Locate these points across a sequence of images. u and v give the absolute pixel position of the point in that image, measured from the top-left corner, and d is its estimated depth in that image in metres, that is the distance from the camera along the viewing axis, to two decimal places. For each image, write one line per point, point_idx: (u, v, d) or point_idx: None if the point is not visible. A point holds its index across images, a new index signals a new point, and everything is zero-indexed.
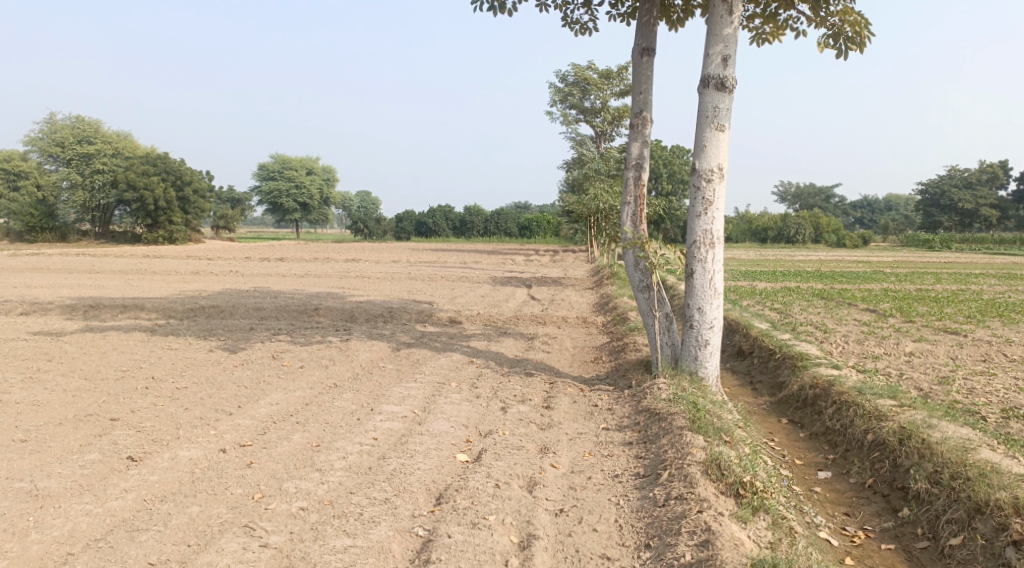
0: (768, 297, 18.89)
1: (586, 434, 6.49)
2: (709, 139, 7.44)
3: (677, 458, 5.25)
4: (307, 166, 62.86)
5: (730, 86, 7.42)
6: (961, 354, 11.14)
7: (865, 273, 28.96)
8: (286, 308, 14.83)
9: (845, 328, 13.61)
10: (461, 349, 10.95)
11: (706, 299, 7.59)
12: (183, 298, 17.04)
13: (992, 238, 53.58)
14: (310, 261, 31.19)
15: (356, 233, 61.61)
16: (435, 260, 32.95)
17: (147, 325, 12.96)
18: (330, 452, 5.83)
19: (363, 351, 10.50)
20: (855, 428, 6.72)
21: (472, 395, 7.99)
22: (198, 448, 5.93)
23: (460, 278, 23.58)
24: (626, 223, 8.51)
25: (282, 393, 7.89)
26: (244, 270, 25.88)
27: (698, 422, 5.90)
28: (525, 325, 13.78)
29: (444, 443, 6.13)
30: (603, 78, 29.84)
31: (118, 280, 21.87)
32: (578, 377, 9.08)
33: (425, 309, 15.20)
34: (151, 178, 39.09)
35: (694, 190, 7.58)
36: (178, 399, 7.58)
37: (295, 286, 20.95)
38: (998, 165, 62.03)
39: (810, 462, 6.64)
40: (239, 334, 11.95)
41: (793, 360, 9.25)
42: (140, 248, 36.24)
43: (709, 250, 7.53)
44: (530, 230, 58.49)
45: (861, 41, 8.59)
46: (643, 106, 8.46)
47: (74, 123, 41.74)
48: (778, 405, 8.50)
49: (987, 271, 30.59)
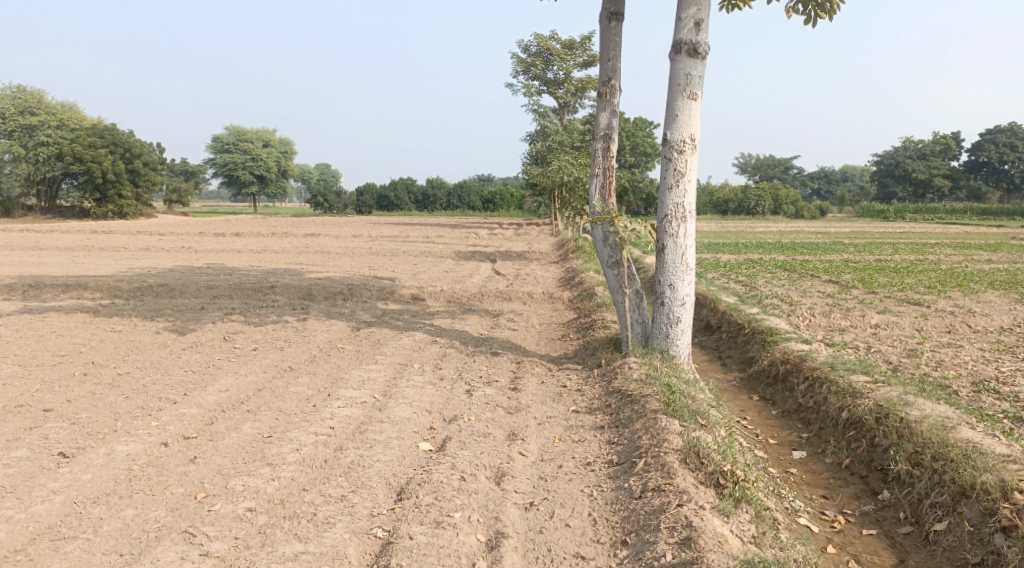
0: (733, 269, 18.84)
1: (555, 418, 6.20)
2: (681, 108, 7.12)
3: (652, 444, 4.99)
4: (264, 138, 61.03)
5: (703, 52, 7.08)
6: (925, 325, 11.13)
7: (825, 244, 29.20)
8: (240, 286, 14.19)
9: (811, 300, 13.58)
10: (424, 327, 10.55)
11: (678, 275, 7.31)
12: (131, 276, 16.24)
13: (944, 208, 54.78)
14: (268, 236, 30.29)
15: (316, 206, 60.28)
16: (397, 235, 32.32)
17: (90, 306, 12.25)
18: (283, 443, 5.42)
19: (320, 332, 10.03)
20: (830, 405, 6.56)
21: (435, 377, 7.62)
22: (138, 442, 5.47)
23: (423, 252, 23.05)
24: (595, 197, 8.17)
25: (233, 379, 7.41)
26: (197, 246, 24.92)
27: (672, 405, 5.63)
28: (490, 301, 13.44)
29: (405, 431, 5.77)
30: (566, 48, 29.28)
31: (62, 258, 20.82)
32: (545, 355, 8.77)
33: (387, 285, 14.71)
34: (98, 150, 37.45)
35: (665, 162, 7.26)
36: (119, 387, 7.07)
37: (250, 262, 20.19)
38: (951, 136, 63.31)
39: (784, 441, 6.46)
40: (189, 315, 11.34)
41: (762, 335, 9.08)
42: (89, 224, 34.81)
43: (680, 224, 7.25)
44: (494, 203, 57.92)
45: (832, 8, 8.28)
46: (612, 73, 8.08)
47: (15, 93, 39.70)
48: (748, 381, 8.33)
49: (942, 240, 31.15)
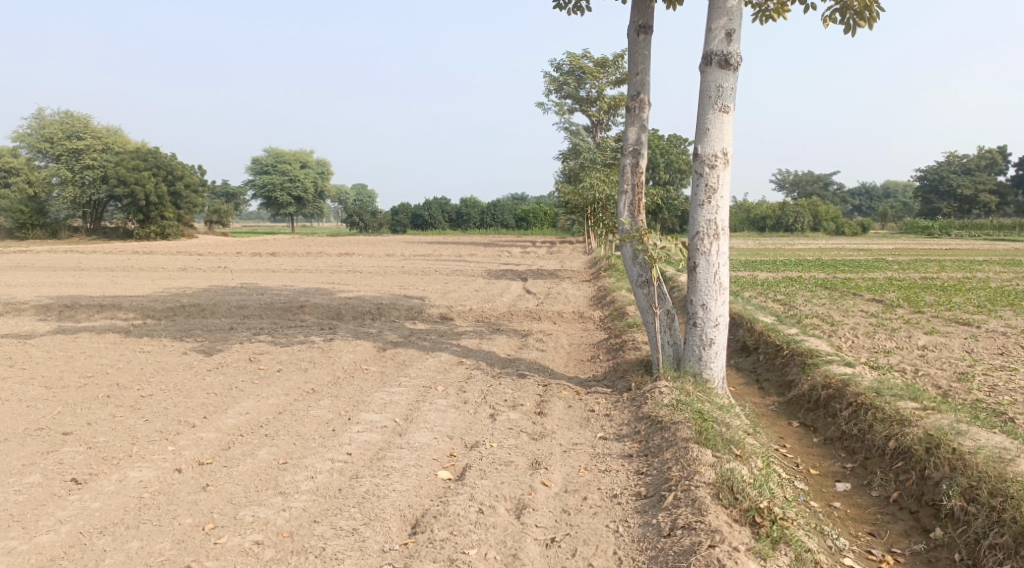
0: (770, 288, 18.33)
1: (581, 445, 5.92)
2: (712, 121, 6.86)
3: (682, 477, 4.68)
4: (301, 159, 62.03)
5: (734, 63, 6.82)
6: (976, 347, 10.56)
7: (867, 261, 28.38)
8: (270, 306, 14.20)
9: (853, 320, 13.06)
10: (451, 348, 10.35)
11: (711, 295, 7.00)
12: (165, 296, 16.43)
13: (991, 224, 53.05)
14: (302, 255, 30.56)
15: (351, 226, 60.91)
16: (429, 254, 32.37)
17: (122, 326, 12.33)
18: (297, 470, 5.25)
19: (346, 352, 9.90)
20: (875, 434, 6.17)
21: (459, 400, 7.39)
22: (151, 468, 5.35)
23: (454, 271, 22.97)
24: (624, 214, 7.92)
25: (254, 401, 7.29)
26: (233, 266, 25.22)
27: (705, 433, 5.31)
28: (519, 321, 13.21)
29: (423, 458, 5.55)
30: (599, 67, 29.18)
31: (101, 278, 21.20)
32: (573, 378, 8.49)
33: (416, 305, 14.58)
34: (141, 172, 38.37)
35: (696, 177, 6.99)
36: (139, 410, 6.99)
37: (284, 282, 20.30)
38: (997, 151, 61.53)
39: (826, 472, 6.07)
40: (217, 335, 11.33)
41: (802, 357, 8.67)
42: (131, 245, 35.59)
43: (713, 241, 6.96)
44: (527, 222, 57.87)
45: (871, 16, 7.94)
46: (640, 87, 7.85)
47: (63, 118, 41.02)
48: (787, 406, 7.93)
49: (990, 257, 30.02)
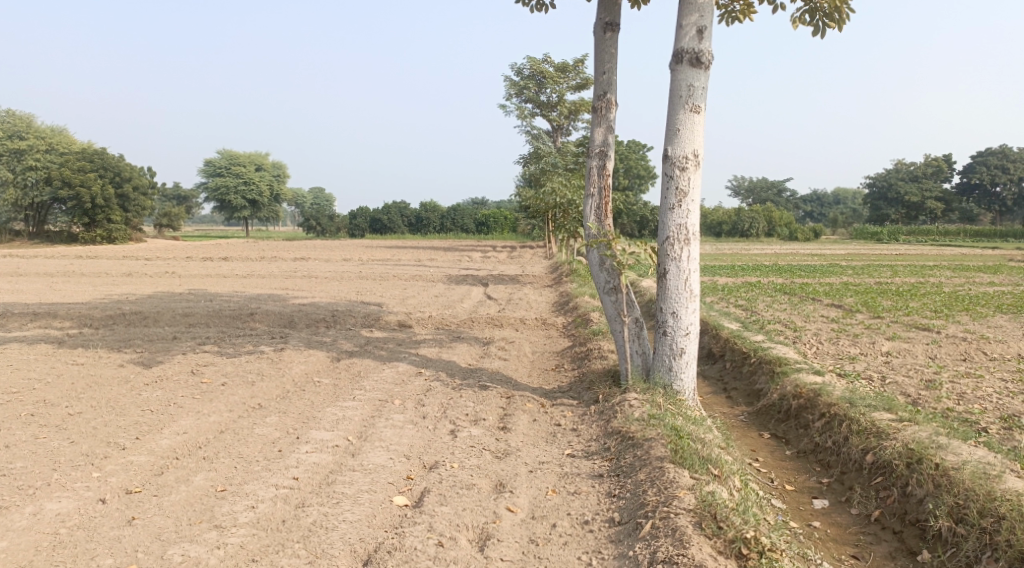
0: (732, 293, 18.27)
1: (548, 464, 5.55)
2: (682, 121, 6.57)
3: (660, 502, 4.35)
4: (256, 161, 60.55)
5: (706, 61, 6.55)
6: (939, 353, 10.51)
7: (822, 266, 28.64)
8: (218, 313, 13.50)
9: (816, 326, 12.98)
10: (409, 357, 9.87)
11: (681, 302, 6.70)
12: (106, 303, 15.57)
13: (938, 230, 54.62)
14: (256, 260, 29.61)
15: (308, 230, 59.74)
16: (388, 258, 31.65)
17: (56, 336, 11.52)
18: (237, 498, 4.77)
19: (297, 363, 9.34)
20: (851, 447, 5.94)
21: (417, 415, 6.94)
22: (71, 498, 4.80)
23: (413, 276, 22.44)
24: (590, 217, 7.59)
25: (193, 419, 6.73)
26: (182, 271, 24.21)
27: (680, 452, 4.99)
28: (480, 328, 12.79)
29: (378, 482, 5.09)
30: (559, 71, 29.00)
31: (39, 284, 20.05)
32: (537, 389, 8.10)
33: (373, 312, 14.03)
34: (87, 174, 36.86)
35: (666, 180, 6.70)
36: (65, 430, 6.38)
37: (235, 287, 19.50)
38: (942, 159, 63.46)
39: (802, 488, 5.81)
40: (158, 345, 10.65)
41: (770, 366, 8.45)
42: (76, 249, 34.05)
43: (683, 246, 6.67)
44: (487, 226, 57.39)
45: (841, 17, 7.73)
46: (607, 87, 7.54)
47: (4, 118, 39.22)
48: (757, 416, 7.68)
49: (940, 262, 30.67)
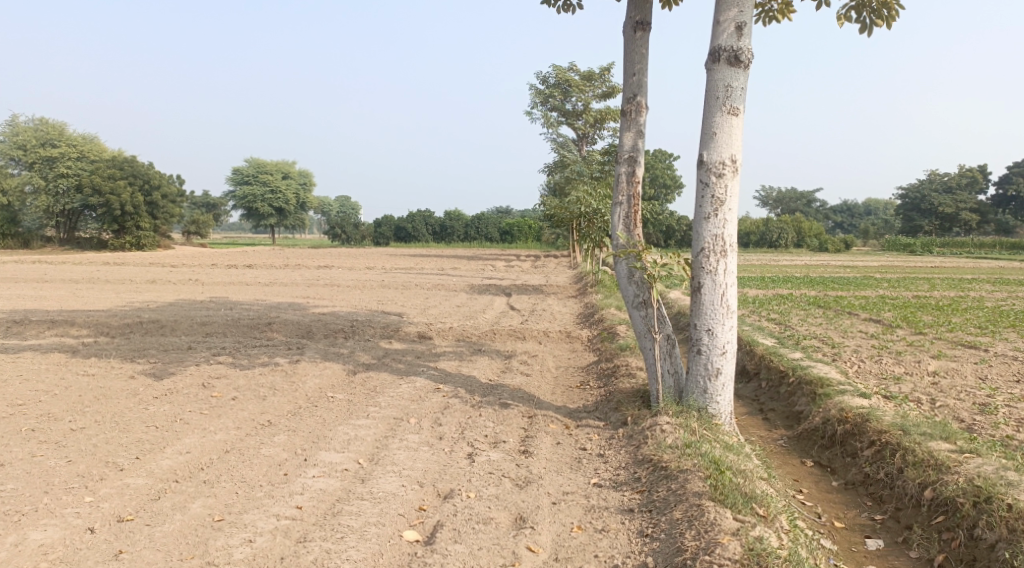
0: (763, 306, 17.67)
1: (573, 494, 5.10)
2: (719, 125, 6.11)
3: (700, 548, 3.89)
4: (282, 170, 60.86)
5: (745, 60, 6.10)
6: (990, 373, 9.85)
7: (855, 278, 27.71)
8: (236, 322, 13.23)
9: (854, 342, 12.37)
10: (427, 371, 9.48)
11: (718, 319, 6.22)
12: (125, 311, 15.42)
13: (973, 242, 53.15)
14: (280, 268, 29.54)
15: (333, 238, 59.93)
16: (412, 267, 31.41)
17: (71, 345, 11.32)
18: (234, 530, 4.40)
19: (311, 377, 8.98)
20: (908, 481, 5.41)
21: (433, 436, 6.52)
22: (58, 527, 4.46)
23: (436, 285, 22.12)
24: (618, 227, 7.15)
25: (198, 437, 6.38)
26: (205, 278, 24.14)
27: (721, 488, 4.52)
28: (502, 340, 12.38)
29: (386, 514, 4.69)
30: (585, 80, 28.61)
31: (63, 291, 20.02)
32: (561, 408, 7.64)
33: (393, 322, 13.67)
34: (117, 182, 37.22)
35: (701, 187, 6.25)
36: (64, 448, 6.06)
37: (256, 296, 19.31)
38: (977, 169, 61.91)
39: (852, 525, 5.28)
40: (173, 356, 10.38)
41: (811, 386, 7.92)
42: (104, 255, 34.29)
43: (720, 259, 6.19)
44: (511, 235, 57.08)
45: (890, 13, 7.23)
46: (638, 89, 7.10)
47: (37, 126, 39.75)
48: (797, 441, 7.14)
49: (979, 276, 29.50)
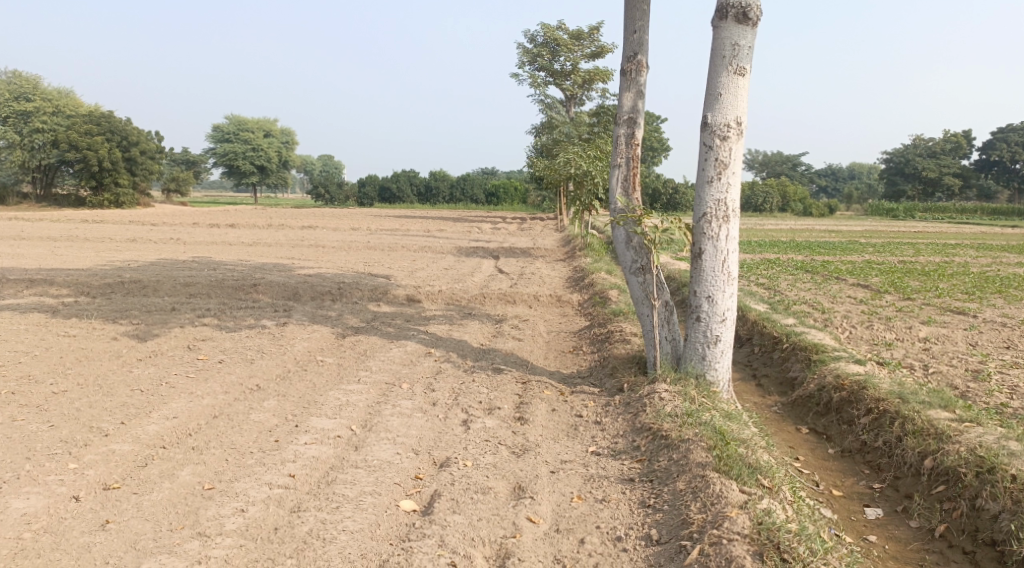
0: (752, 270, 17.62)
1: (571, 462, 5.02)
2: (724, 85, 5.91)
3: (708, 522, 3.91)
4: (264, 127, 59.64)
5: (754, 17, 5.86)
6: (980, 340, 9.88)
7: (842, 243, 27.77)
8: (221, 283, 12.96)
9: (844, 308, 12.35)
10: (418, 336, 9.32)
11: (718, 285, 6.10)
12: (106, 270, 15.06)
13: (955, 208, 53.50)
14: (264, 228, 29.07)
15: (317, 197, 59.15)
16: (397, 228, 31.01)
17: (50, 305, 11.03)
18: (225, 499, 4.27)
19: (300, 340, 8.80)
20: (907, 450, 5.39)
21: (426, 402, 6.39)
22: (40, 495, 4.30)
23: (422, 247, 21.88)
24: (617, 190, 6.98)
25: (185, 402, 6.21)
26: (187, 238, 23.70)
27: (725, 459, 4.48)
28: (492, 304, 12.25)
29: (382, 483, 4.57)
30: (574, 39, 28.03)
31: (41, 249, 19.57)
32: (555, 374, 7.54)
33: (381, 284, 13.46)
34: (94, 137, 36.27)
35: (704, 150, 6.06)
36: (45, 412, 5.87)
37: (240, 256, 18.96)
38: (961, 135, 62.09)
39: (851, 493, 5.27)
40: (156, 317, 10.14)
41: (806, 353, 7.86)
42: (83, 212, 33.56)
43: (722, 224, 6.05)
44: (497, 196, 56.60)
45: None
46: (638, 47, 6.86)
47: (9, 79, 38.43)
48: (791, 408, 7.10)
49: (962, 241, 29.64)
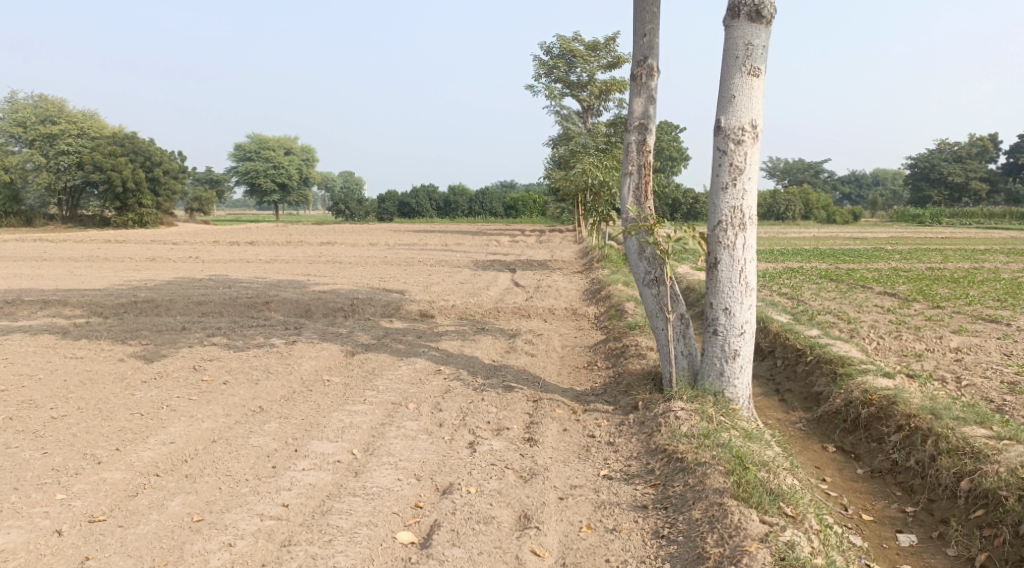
0: (774, 280, 17.19)
1: (581, 487, 4.73)
2: (738, 87, 5.64)
3: (725, 556, 3.61)
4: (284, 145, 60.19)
5: (768, 15, 5.60)
6: (1015, 349, 9.42)
7: (867, 251, 27.17)
8: (234, 300, 12.86)
9: (871, 317, 11.93)
10: (428, 352, 9.09)
11: (736, 297, 5.81)
12: (122, 289, 15.06)
13: (983, 212, 52.35)
14: (282, 244, 29.12)
15: (337, 214, 59.47)
16: (415, 243, 30.96)
17: (63, 325, 10.98)
18: (213, 532, 4.05)
19: (308, 358, 8.62)
20: (942, 471, 5.02)
21: (432, 423, 6.15)
22: (23, 529, 4.12)
23: (439, 261, 21.74)
24: (628, 200, 6.71)
25: (184, 426, 6.02)
26: (207, 256, 23.79)
27: (745, 485, 4.18)
28: (506, 318, 12.01)
29: (379, 513, 4.32)
30: (590, 50, 27.89)
31: (62, 269, 19.71)
32: (568, 391, 7.26)
33: (394, 299, 13.28)
34: (118, 158, 36.74)
35: (718, 155, 5.79)
36: (41, 438, 5.71)
37: (257, 273, 18.94)
38: (987, 138, 60.87)
39: (882, 518, 4.92)
40: (166, 337, 10.02)
41: (831, 366, 7.49)
42: (107, 232, 33.93)
43: (738, 233, 5.77)
44: (516, 209, 56.50)
45: None
46: (648, 51, 6.60)
47: (36, 103, 39.01)
48: (817, 425, 6.74)
49: (992, 246, 28.83)
